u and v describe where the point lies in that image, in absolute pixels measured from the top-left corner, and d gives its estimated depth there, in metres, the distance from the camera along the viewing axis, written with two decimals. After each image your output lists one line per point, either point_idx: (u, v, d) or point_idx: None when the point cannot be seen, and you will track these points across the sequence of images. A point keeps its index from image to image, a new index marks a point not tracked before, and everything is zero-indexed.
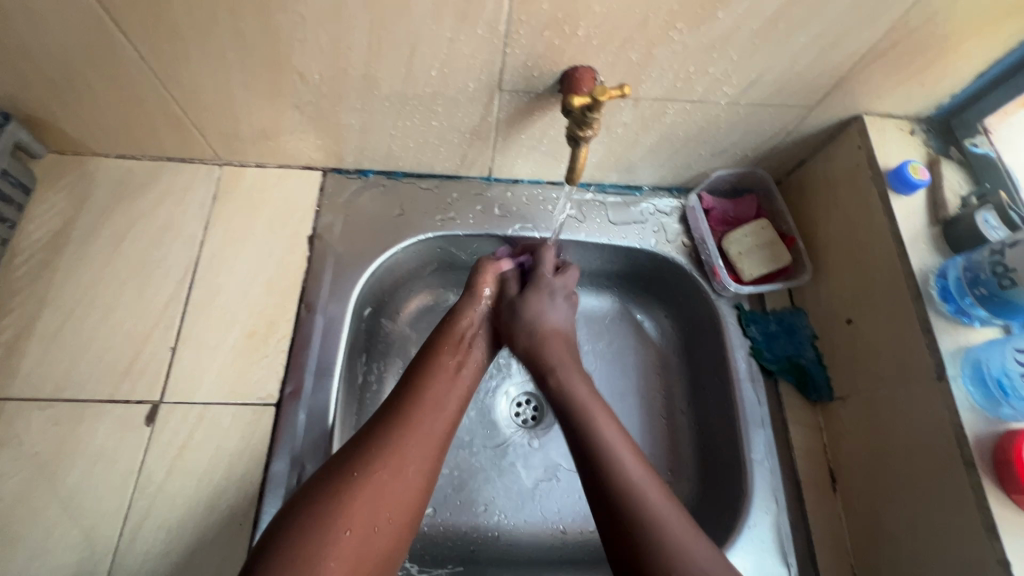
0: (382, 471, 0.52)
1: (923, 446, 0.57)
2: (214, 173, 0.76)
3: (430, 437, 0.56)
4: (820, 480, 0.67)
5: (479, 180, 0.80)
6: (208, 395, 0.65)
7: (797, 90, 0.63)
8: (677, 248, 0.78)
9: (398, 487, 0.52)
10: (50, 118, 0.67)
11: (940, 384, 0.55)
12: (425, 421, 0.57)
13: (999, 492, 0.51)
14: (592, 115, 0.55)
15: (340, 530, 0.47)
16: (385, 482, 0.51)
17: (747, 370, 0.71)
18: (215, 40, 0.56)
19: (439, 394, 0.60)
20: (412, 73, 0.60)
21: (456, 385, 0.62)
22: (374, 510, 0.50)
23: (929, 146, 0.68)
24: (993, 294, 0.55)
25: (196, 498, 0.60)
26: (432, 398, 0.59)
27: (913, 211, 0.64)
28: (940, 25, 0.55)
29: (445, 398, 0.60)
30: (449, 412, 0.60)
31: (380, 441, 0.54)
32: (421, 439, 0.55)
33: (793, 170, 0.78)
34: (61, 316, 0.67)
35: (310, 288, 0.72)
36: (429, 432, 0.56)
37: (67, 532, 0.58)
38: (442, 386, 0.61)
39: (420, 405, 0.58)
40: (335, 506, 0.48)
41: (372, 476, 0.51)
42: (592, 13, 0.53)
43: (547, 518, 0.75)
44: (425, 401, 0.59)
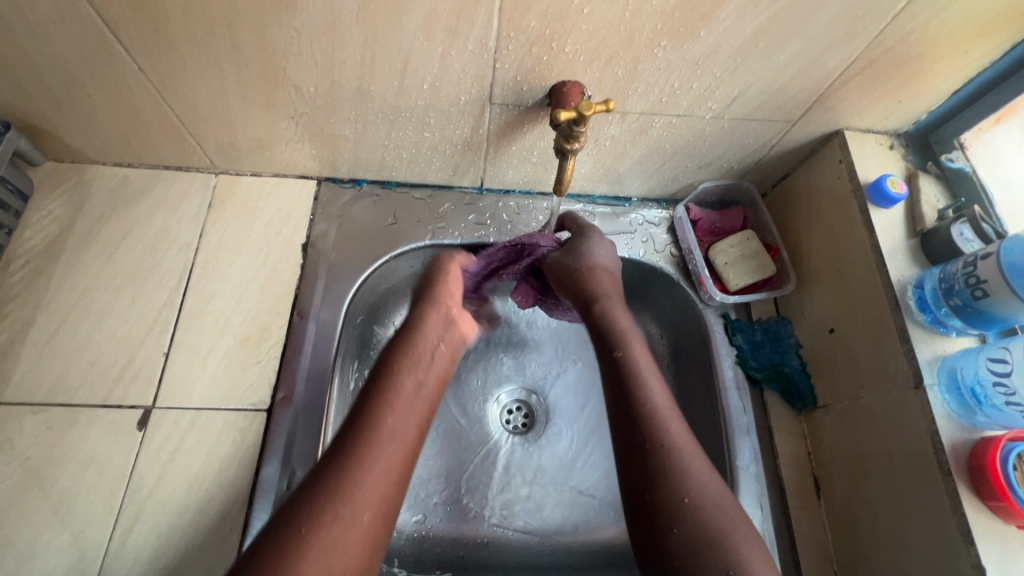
0: (333, 520, 0.44)
1: (902, 453, 0.58)
2: (210, 182, 0.77)
3: (385, 476, 0.49)
4: (805, 487, 0.68)
5: (471, 191, 0.81)
6: (201, 400, 0.65)
7: (779, 105, 0.65)
8: (666, 258, 0.80)
9: (351, 536, 0.45)
10: (50, 127, 0.68)
11: (917, 393, 0.57)
12: (380, 456, 0.49)
13: (974, 498, 0.53)
14: (579, 128, 0.56)
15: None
16: (340, 534, 0.44)
17: (733, 378, 0.73)
18: (212, 52, 0.57)
19: (388, 425, 0.51)
20: (404, 86, 0.62)
21: (411, 410, 0.54)
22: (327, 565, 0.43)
23: (907, 160, 0.70)
24: (967, 304, 0.56)
25: (186, 503, 0.61)
26: (382, 426, 0.51)
27: (892, 224, 0.65)
28: (914, 44, 0.57)
29: (399, 421, 0.52)
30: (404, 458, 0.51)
31: (331, 480, 0.47)
32: (379, 476, 0.48)
33: (778, 182, 0.80)
34: (56, 322, 0.68)
35: (303, 295, 0.73)
36: (384, 471, 0.49)
37: (58, 536, 0.58)
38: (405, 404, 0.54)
39: (372, 436, 0.50)
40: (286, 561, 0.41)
41: (321, 525, 0.44)
42: (578, 31, 0.54)
43: (535, 524, 0.76)
44: (378, 432, 0.51)
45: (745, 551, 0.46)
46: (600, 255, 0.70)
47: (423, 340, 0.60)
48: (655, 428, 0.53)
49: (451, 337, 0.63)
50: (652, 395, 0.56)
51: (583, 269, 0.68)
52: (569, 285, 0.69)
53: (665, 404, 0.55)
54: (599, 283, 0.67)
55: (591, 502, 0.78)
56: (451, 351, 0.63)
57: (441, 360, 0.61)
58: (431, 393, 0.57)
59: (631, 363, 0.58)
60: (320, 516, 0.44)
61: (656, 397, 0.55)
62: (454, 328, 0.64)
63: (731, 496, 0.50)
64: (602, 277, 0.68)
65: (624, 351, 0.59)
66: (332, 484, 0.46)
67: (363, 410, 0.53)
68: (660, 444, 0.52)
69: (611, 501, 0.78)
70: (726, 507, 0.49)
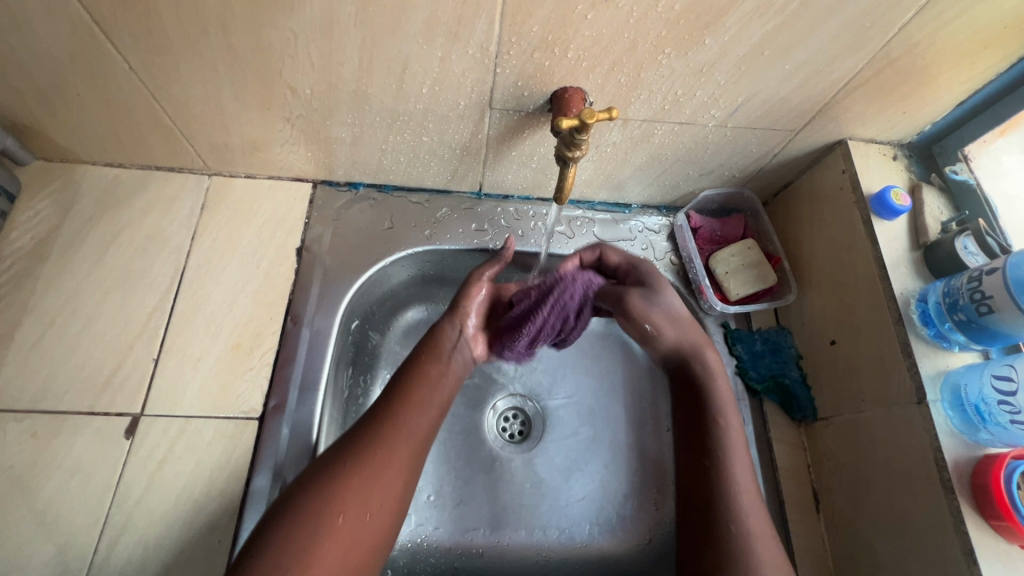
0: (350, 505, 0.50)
1: (904, 470, 0.57)
2: (203, 183, 0.76)
3: (418, 429, 0.57)
4: (803, 500, 0.67)
5: (470, 196, 0.80)
6: (190, 408, 0.64)
7: (783, 114, 0.64)
8: (666, 265, 0.79)
9: (388, 472, 0.53)
10: (39, 126, 0.66)
11: (920, 409, 0.56)
12: (413, 416, 0.57)
13: (977, 516, 0.52)
14: (580, 136, 0.55)
15: (333, 515, 0.49)
16: (380, 472, 0.52)
17: (732, 389, 0.72)
18: (206, 53, 0.56)
19: (421, 387, 0.61)
20: (402, 90, 0.60)
21: (437, 383, 0.61)
22: (365, 498, 0.51)
23: (911, 171, 0.69)
24: (972, 320, 0.56)
25: (175, 514, 0.59)
26: (415, 392, 0.60)
27: (896, 236, 0.65)
28: (920, 56, 0.56)
29: (431, 384, 0.61)
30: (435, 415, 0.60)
31: (373, 431, 0.55)
32: (414, 423, 0.57)
33: (780, 191, 0.80)
34: (42, 326, 0.66)
35: (297, 300, 0.71)
36: (418, 424, 0.58)
37: (41, 547, 0.56)
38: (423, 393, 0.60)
39: (405, 399, 0.59)
40: (332, 490, 0.50)
41: (366, 462, 0.52)
42: (581, 37, 0.53)
43: (532, 535, 0.75)
44: (411, 395, 0.59)
45: None
46: (678, 304, 0.68)
47: (445, 343, 0.66)
48: (736, 498, 0.56)
49: (460, 361, 0.67)
50: (737, 469, 0.58)
51: (670, 317, 0.67)
52: (668, 337, 0.67)
53: (745, 481, 0.57)
54: (695, 339, 0.66)
55: (589, 511, 0.77)
56: (464, 365, 0.67)
57: (459, 371, 0.66)
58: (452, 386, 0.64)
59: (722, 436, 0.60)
60: (363, 457, 0.53)
61: (740, 478, 0.57)
62: (466, 352, 0.68)
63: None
64: (702, 340, 0.67)
65: (721, 422, 0.60)
66: (375, 432, 0.54)
67: (402, 380, 0.61)
68: (741, 537, 0.53)
69: (609, 510, 0.77)
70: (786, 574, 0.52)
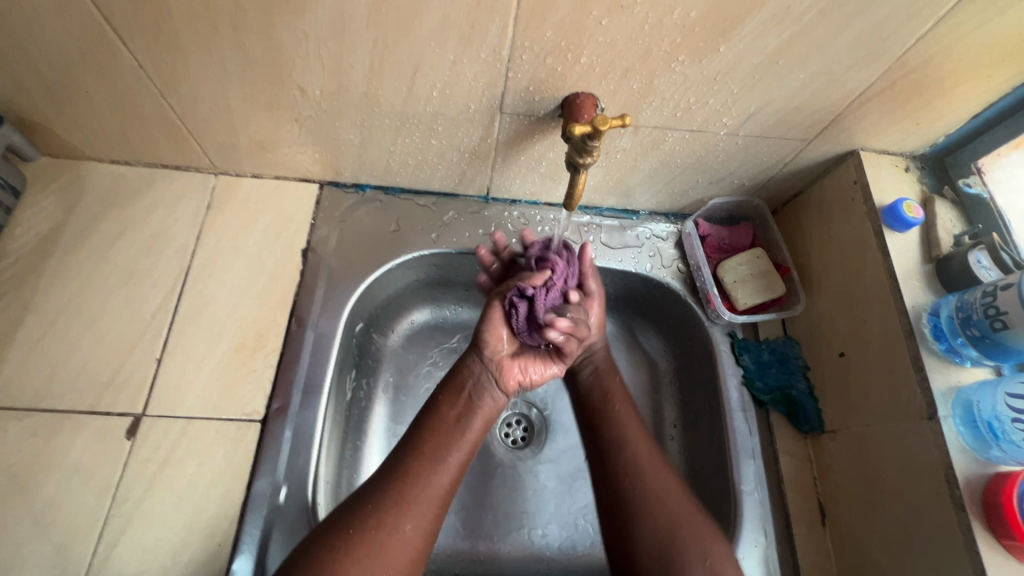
0: (378, 528, 0.51)
1: (914, 487, 0.57)
2: (209, 182, 0.75)
3: (427, 495, 0.54)
4: (809, 513, 0.67)
5: (477, 199, 0.80)
6: (192, 409, 0.63)
7: (795, 124, 0.63)
8: (673, 273, 0.78)
9: (392, 543, 0.51)
10: (45, 122, 0.66)
11: (932, 424, 0.55)
12: (427, 477, 0.55)
13: (989, 535, 0.52)
14: (593, 142, 0.54)
15: None
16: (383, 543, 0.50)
17: (739, 400, 0.71)
18: (216, 53, 0.55)
19: (437, 449, 0.58)
20: (413, 92, 0.60)
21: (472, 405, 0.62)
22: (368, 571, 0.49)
23: (923, 183, 0.69)
24: (985, 335, 0.55)
25: (175, 516, 0.59)
26: (430, 450, 0.57)
27: (907, 248, 0.64)
28: (936, 68, 0.56)
29: (447, 448, 0.58)
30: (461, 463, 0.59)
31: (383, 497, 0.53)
32: (427, 491, 0.55)
33: (789, 200, 0.79)
34: (45, 324, 0.65)
35: (302, 302, 0.71)
36: (431, 492, 0.55)
37: (38, 547, 0.56)
38: (455, 419, 0.61)
39: (420, 462, 0.56)
40: (334, 562, 0.48)
41: (366, 530, 0.50)
42: (595, 42, 0.53)
43: (534, 544, 0.74)
44: (424, 452, 0.57)
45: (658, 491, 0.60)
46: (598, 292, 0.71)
47: (467, 380, 0.64)
48: (648, 487, 0.60)
49: (487, 396, 0.64)
50: (644, 460, 0.62)
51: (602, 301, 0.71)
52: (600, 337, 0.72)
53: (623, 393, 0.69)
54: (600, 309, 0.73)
55: (589, 521, 0.76)
56: (491, 404, 0.64)
57: (483, 409, 0.63)
58: (476, 432, 0.61)
59: (630, 440, 0.64)
60: (369, 524, 0.51)
61: (653, 471, 0.61)
62: (493, 387, 0.64)
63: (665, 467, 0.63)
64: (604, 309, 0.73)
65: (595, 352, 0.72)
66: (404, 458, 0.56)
67: (417, 433, 0.59)
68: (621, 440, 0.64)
69: None
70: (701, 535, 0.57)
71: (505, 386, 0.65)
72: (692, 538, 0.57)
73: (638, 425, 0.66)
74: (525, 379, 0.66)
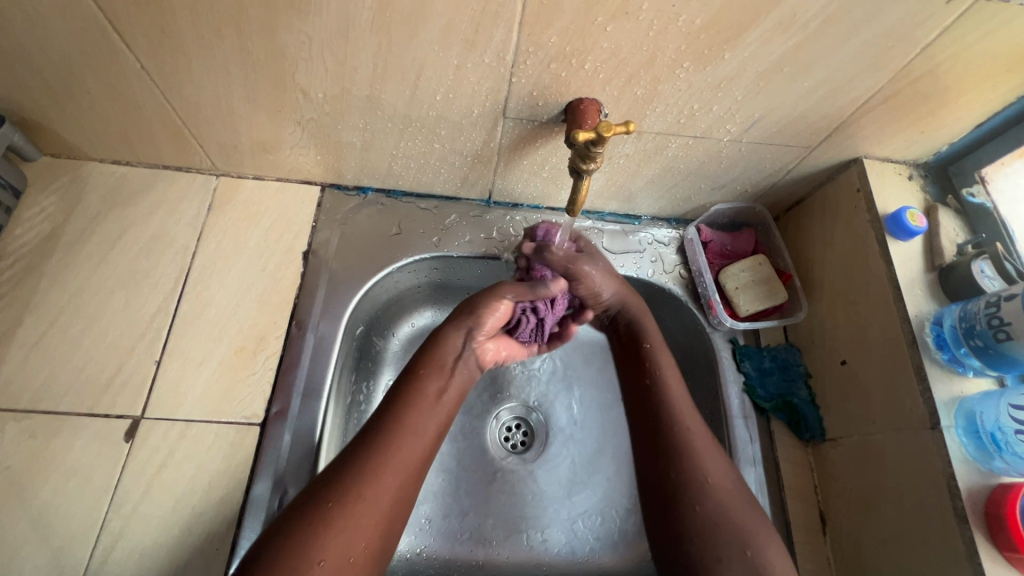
0: (357, 500, 0.50)
1: (916, 496, 0.56)
2: (210, 184, 0.75)
3: (405, 464, 0.54)
4: (810, 522, 0.67)
5: (479, 203, 0.80)
6: (192, 411, 0.63)
7: (799, 131, 0.63)
8: (674, 279, 0.78)
9: (369, 510, 0.50)
10: (47, 122, 0.65)
11: (934, 434, 0.55)
12: (405, 447, 0.54)
13: (991, 547, 0.51)
14: (596, 149, 0.54)
15: (313, 562, 0.45)
16: (363, 511, 0.49)
17: (739, 407, 0.71)
18: (219, 55, 0.55)
19: (416, 419, 0.57)
20: (416, 96, 0.60)
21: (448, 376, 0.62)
22: (349, 545, 0.48)
23: (926, 192, 0.69)
24: (988, 346, 0.55)
25: (173, 520, 0.58)
26: (409, 420, 0.56)
27: (910, 257, 0.64)
28: (940, 77, 0.56)
29: (426, 420, 0.58)
30: (434, 434, 0.58)
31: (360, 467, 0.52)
32: (403, 457, 0.54)
33: (792, 207, 0.79)
34: (44, 324, 0.65)
35: (302, 305, 0.70)
36: (409, 460, 0.54)
37: (35, 550, 0.55)
38: (430, 389, 0.60)
39: (398, 432, 0.55)
40: (317, 536, 0.47)
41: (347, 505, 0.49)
42: (599, 48, 0.53)
43: (533, 550, 0.74)
44: (403, 422, 0.56)
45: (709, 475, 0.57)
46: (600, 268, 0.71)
47: (449, 353, 0.64)
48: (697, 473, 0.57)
49: (466, 369, 0.65)
50: (699, 445, 0.59)
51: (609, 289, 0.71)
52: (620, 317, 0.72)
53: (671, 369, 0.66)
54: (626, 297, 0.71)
55: (588, 528, 0.76)
56: (469, 375, 0.66)
57: (461, 381, 0.64)
58: (453, 404, 0.61)
59: (685, 426, 0.61)
60: (348, 496, 0.50)
61: (708, 458, 0.58)
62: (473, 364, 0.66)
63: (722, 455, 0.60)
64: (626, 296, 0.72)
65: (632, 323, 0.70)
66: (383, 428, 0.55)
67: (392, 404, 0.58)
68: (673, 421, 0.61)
69: (609, 526, 0.76)
70: (753, 527, 0.54)
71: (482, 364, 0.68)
72: (742, 529, 0.54)
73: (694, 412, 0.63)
74: (497, 358, 0.70)
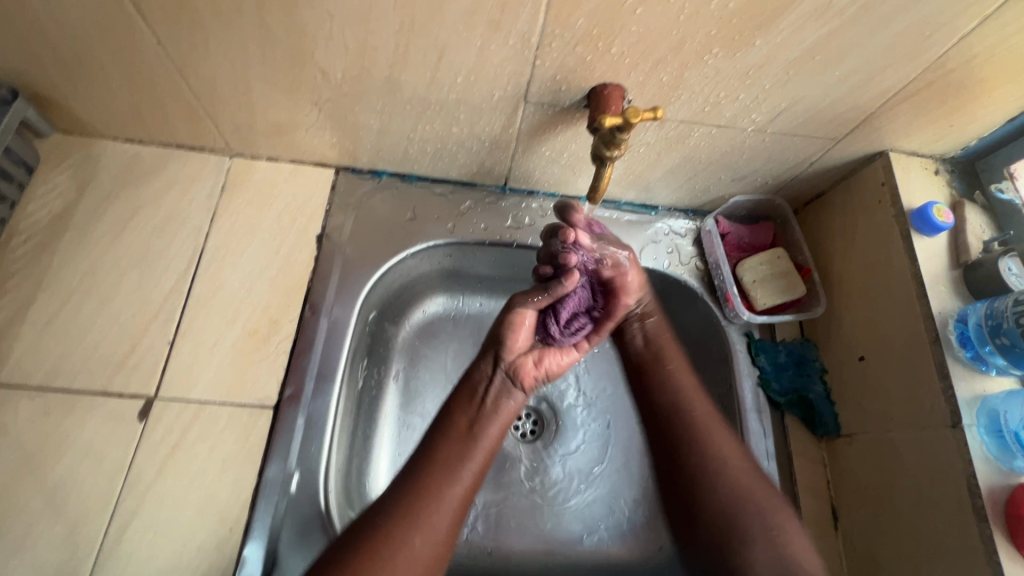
0: (391, 540, 0.50)
1: (933, 494, 0.56)
2: (224, 165, 0.74)
3: (439, 511, 0.54)
4: (821, 517, 0.66)
5: (494, 190, 0.79)
6: (204, 392, 0.63)
7: (826, 122, 0.62)
8: (690, 271, 0.77)
9: (409, 565, 0.50)
10: (60, 98, 0.65)
11: (955, 433, 0.55)
12: (440, 490, 0.55)
13: (1009, 546, 0.51)
14: (622, 135, 0.53)
15: None
16: (396, 554, 0.50)
17: (754, 400, 0.71)
18: (237, 32, 0.54)
19: (448, 458, 0.57)
20: (436, 78, 0.59)
21: (485, 416, 0.61)
22: None
23: (952, 187, 0.68)
24: (1015, 344, 0.54)
25: (187, 500, 0.58)
26: (443, 460, 0.57)
27: (935, 254, 0.63)
28: (976, 69, 0.54)
29: (460, 460, 0.57)
30: (472, 477, 0.57)
31: (393, 510, 0.52)
32: (440, 509, 0.54)
33: (811, 200, 0.78)
34: (57, 303, 0.65)
35: (316, 289, 0.70)
36: (444, 504, 0.54)
37: (50, 527, 0.56)
38: (464, 428, 0.59)
39: (432, 470, 0.56)
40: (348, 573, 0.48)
41: (378, 544, 0.50)
42: (628, 32, 0.51)
43: (545, 539, 0.74)
44: (436, 462, 0.56)
45: (753, 521, 0.57)
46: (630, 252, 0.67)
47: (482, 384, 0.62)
48: (748, 504, 0.58)
49: (507, 398, 0.63)
50: (737, 473, 0.60)
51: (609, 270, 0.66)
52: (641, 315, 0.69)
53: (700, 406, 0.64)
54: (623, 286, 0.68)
55: (598, 518, 0.76)
56: (507, 401, 0.63)
57: (501, 414, 0.62)
58: (492, 439, 0.60)
59: (727, 475, 0.59)
60: (380, 534, 0.51)
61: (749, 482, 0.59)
62: (510, 387, 0.63)
63: (765, 488, 0.59)
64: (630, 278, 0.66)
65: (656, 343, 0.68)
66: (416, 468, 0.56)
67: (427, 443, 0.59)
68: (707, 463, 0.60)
69: (619, 516, 0.76)
70: (815, 559, 0.56)
71: (523, 386, 0.64)
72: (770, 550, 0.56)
73: (720, 428, 0.63)
74: (540, 372, 0.65)
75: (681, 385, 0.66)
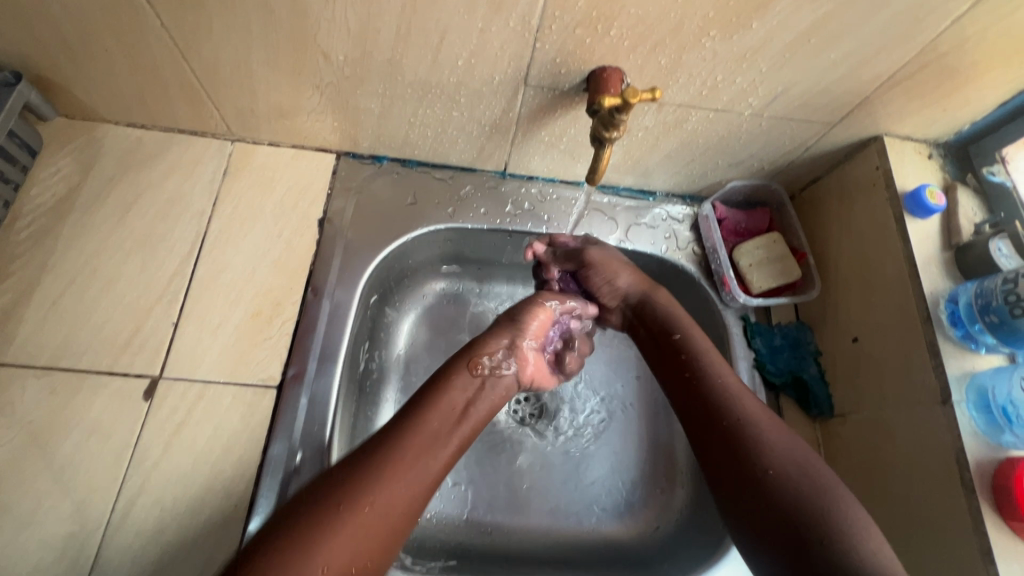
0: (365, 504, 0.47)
1: (924, 469, 0.58)
2: (226, 149, 0.75)
3: (415, 477, 0.51)
4: None
5: (494, 175, 0.80)
6: (209, 372, 0.64)
7: (822, 106, 0.63)
8: (688, 255, 0.78)
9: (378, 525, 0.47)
10: (63, 81, 0.65)
11: (945, 409, 0.56)
12: (419, 457, 0.51)
13: (997, 517, 0.52)
14: (620, 116, 0.54)
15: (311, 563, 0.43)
16: (367, 518, 0.47)
17: (750, 382, 0.72)
18: (240, 14, 0.55)
19: (431, 427, 0.54)
20: (437, 61, 0.59)
21: (473, 386, 0.59)
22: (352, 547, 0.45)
23: (945, 171, 0.69)
24: (1003, 321, 0.55)
25: (193, 477, 0.59)
26: (427, 428, 0.54)
27: (927, 236, 0.64)
28: (969, 52, 0.55)
29: (440, 428, 0.54)
30: (456, 447, 0.55)
31: (368, 470, 0.49)
32: (416, 475, 0.51)
33: (807, 186, 0.79)
34: (62, 285, 0.65)
35: (318, 272, 0.71)
36: (422, 471, 0.51)
37: (58, 503, 0.57)
38: (452, 398, 0.57)
39: (412, 435, 0.53)
40: (316, 533, 0.44)
41: (349, 505, 0.46)
42: (627, 14, 0.52)
43: (544, 519, 0.75)
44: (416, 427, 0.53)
45: (822, 513, 0.48)
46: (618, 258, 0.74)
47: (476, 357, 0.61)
48: (808, 489, 0.50)
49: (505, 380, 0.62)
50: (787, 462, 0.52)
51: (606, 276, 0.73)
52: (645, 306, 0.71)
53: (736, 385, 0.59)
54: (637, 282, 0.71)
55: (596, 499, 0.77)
56: (505, 387, 0.62)
57: (497, 392, 0.61)
58: (480, 419, 0.58)
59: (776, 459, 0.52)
60: (351, 496, 0.47)
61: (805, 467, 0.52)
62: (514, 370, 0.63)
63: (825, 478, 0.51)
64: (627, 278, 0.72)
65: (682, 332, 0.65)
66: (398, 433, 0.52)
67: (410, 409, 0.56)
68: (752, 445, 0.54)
69: (617, 497, 0.77)
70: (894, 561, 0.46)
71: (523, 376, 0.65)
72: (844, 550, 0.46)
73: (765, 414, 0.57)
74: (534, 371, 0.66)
75: (716, 375, 0.60)
